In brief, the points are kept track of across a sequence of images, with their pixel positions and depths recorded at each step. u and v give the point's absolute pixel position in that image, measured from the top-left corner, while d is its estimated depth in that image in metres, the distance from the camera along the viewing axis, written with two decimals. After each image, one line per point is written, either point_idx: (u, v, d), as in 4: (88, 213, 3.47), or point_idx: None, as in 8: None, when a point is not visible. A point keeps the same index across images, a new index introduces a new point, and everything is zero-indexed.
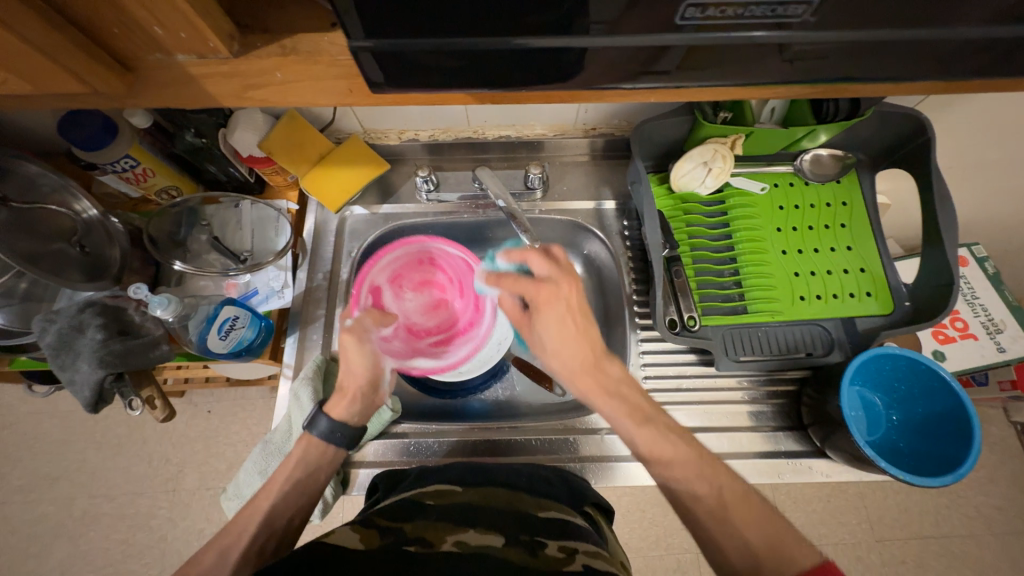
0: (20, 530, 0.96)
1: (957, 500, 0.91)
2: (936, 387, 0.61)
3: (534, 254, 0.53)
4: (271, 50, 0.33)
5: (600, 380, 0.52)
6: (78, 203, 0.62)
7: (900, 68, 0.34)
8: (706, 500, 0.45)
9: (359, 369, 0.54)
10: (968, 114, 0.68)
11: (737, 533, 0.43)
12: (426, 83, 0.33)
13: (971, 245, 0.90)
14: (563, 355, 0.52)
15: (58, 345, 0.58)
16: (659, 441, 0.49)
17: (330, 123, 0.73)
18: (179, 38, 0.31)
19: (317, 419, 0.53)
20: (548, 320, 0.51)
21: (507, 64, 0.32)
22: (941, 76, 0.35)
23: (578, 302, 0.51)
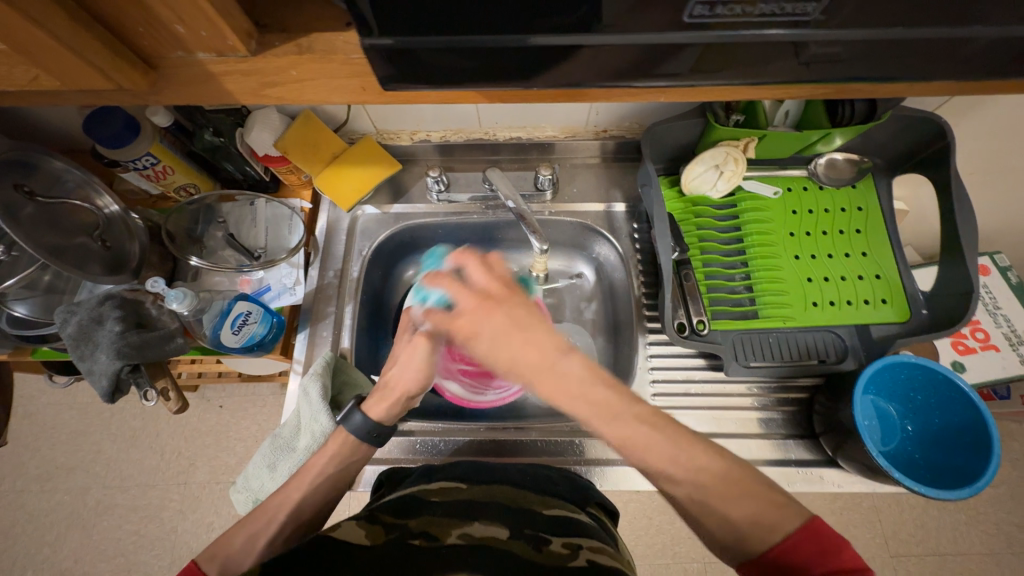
0: (37, 518, 0.98)
1: (976, 516, 0.88)
2: (952, 397, 0.59)
3: (466, 258, 0.47)
4: (287, 49, 0.34)
5: (563, 387, 0.40)
6: (100, 199, 0.64)
7: (918, 68, 0.33)
8: (687, 487, 0.40)
9: (406, 372, 0.55)
10: (990, 118, 0.67)
11: (718, 513, 0.39)
12: (437, 81, 0.34)
13: (993, 254, 0.88)
14: (513, 365, 0.41)
15: (79, 336, 0.60)
16: (628, 430, 0.40)
17: (344, 123, 0.75)
18: (199, 37, 0.32)
19: (353, 414, 0.54)
20: (488, 330, 0.42)
21: (517, 63, 0.33)
22: (960, 76, 0.34)
23: (509, 314, 0.42)
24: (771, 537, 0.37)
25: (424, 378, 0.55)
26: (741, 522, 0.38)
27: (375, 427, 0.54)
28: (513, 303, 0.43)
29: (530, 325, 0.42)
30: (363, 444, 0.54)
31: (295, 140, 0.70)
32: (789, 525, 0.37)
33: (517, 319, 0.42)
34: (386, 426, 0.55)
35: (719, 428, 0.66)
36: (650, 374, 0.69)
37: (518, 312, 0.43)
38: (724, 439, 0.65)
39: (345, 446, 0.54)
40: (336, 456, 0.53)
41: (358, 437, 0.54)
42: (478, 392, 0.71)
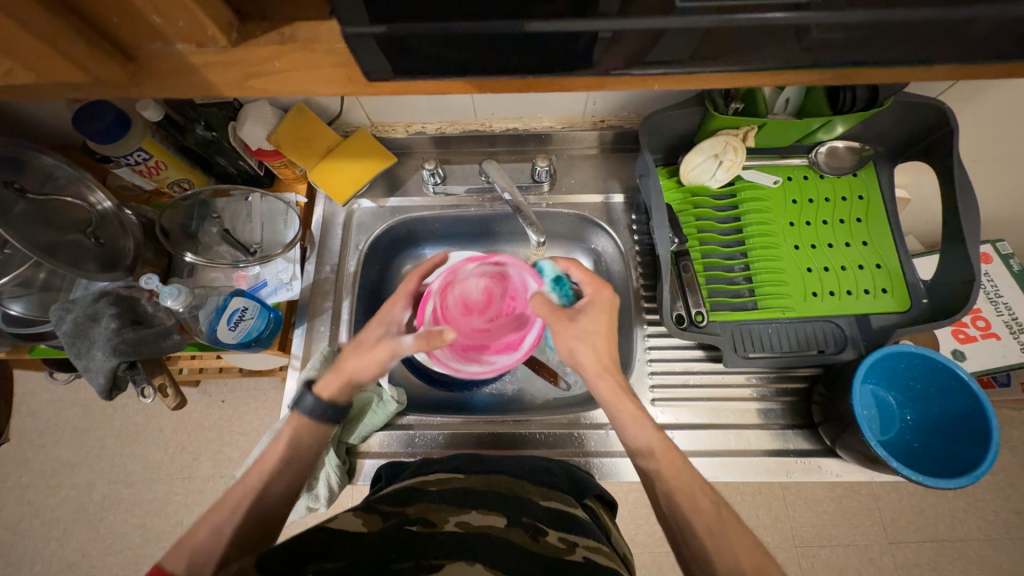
0: (43, 513, 0.99)
1: (975, 503, 0.89)
2: (951, 385, 0.59)
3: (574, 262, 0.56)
4: (270, 39, 0.33)
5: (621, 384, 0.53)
6: (93, 195, 0.63)
7: (922, 53, 0.32)
8: (710, 518, 0.46)
9: (360, 359, 0.52)
10: (993, 103, 0.66)
11: (731, 553, 0.44)
12: (424, 70, 0.33)
13: (995, 242, 0.87)
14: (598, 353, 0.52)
15: (74, 333, 0.60)
16: (669, 451, 0.50)
17: (338, 116, 0.74)
18: (178, 28, 0.31)
19: (306, 397, 0.54)
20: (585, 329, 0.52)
21: (507, 50, 0.32)
22: (966, 60, 0.33)
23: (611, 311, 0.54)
24: None
25: (381, 365, 0.53)
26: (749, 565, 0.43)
27: (327, 405, 0.53)
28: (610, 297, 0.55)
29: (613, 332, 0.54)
30: (321, 423, 0.54)
31: (287, 133, 0.69)
32: None
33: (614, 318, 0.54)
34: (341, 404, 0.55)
35: (719, 420, 0.66)
36: (649, 366, 0.69)
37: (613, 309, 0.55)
38: (723, 431, 0.65)
39: (300, 431, 0.53)
40: None
41: (311, 418, 0.54)
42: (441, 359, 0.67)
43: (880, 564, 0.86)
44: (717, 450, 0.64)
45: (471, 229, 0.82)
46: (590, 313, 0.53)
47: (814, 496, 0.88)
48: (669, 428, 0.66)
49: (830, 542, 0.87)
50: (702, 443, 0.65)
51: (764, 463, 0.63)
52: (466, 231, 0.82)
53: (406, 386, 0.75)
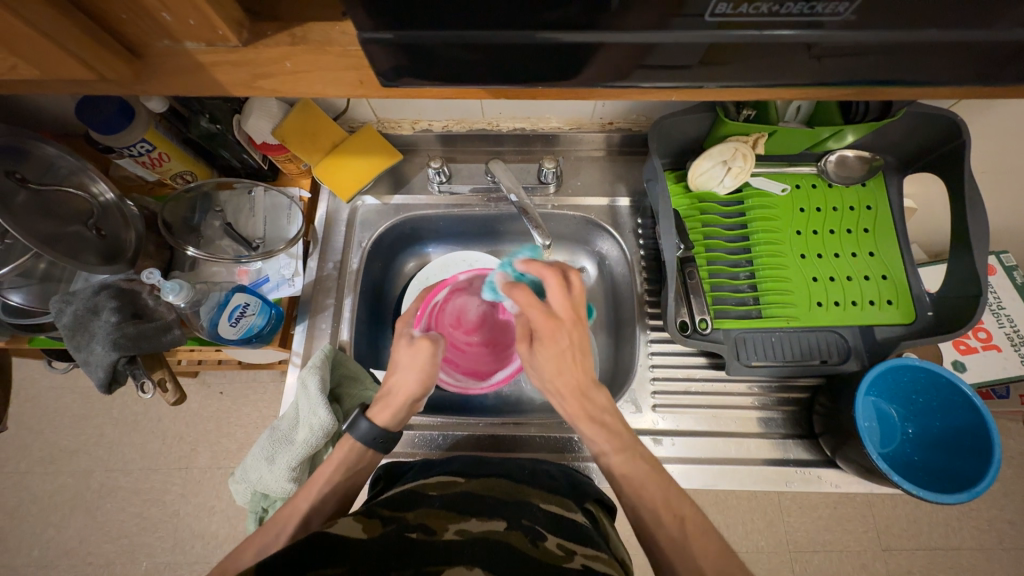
0: (40, 500, 0.99)
1: (969, 513, 0.89)
2: (954, 400, 0.59)
3: (548, 277, 0.50)
4: (280, 39, 0.33)
5: (586, 407, 0.52)
6: (95, 186, 0.63)
7: (939, 72, 0.32)
8: (671, 529, 0.45)
9: (406, 375, 0.55)
10: (1006, 117, 0.65)
11: (694, 559, 0.43)
12: (436, 76, 0.33)
13: (1000, 254, 0.86)
14: (557, 379, 0.51)
15: (75, 326, 0.59)
16: (631, 465, 0.50)
17: (344, 111, 0.73)
18: (187, 26, 0.30)
19: (361, 421, 0.54)
20: (545, 353, 0.51)
21: (521, 58, 0.31)
22: (985, 80, 0.32)
23: (577, 342, 0.50)
24: None
25: (424, 379, 0.55)
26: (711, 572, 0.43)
27: (381, 433, 0.53)
28: (581, 331, 0.50)
29: (585, 353, 0.51)
30: (370, 449, 0.54)
31: (293, 128, 0.69)
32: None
33: (581, 348, 0.51)
34: (392, 431, 0.55)
35: (719, 427, 0.66)
36: (650, 371, 0.69)
37: (584, 342, 0.51)
38: (723, 438, 0.65)
39: (352, 453, 0.54)
40: (343, 459, 0.53)
41: (364, 444, 0.53)
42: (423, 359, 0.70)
43: (873, 571, 0.86)
44: (716, 458, 0.64)
45: (475, 228, 0.81)
46: (542, 345, 0.50)
47: (810, 502, 0.88)
48: (669, 434, 0.65)
49: (823, 547, 0.87)
50: (701, 450, 0.64)
51: (763, 472, 0.63)
52: (470, 230, 0.81)
53: None
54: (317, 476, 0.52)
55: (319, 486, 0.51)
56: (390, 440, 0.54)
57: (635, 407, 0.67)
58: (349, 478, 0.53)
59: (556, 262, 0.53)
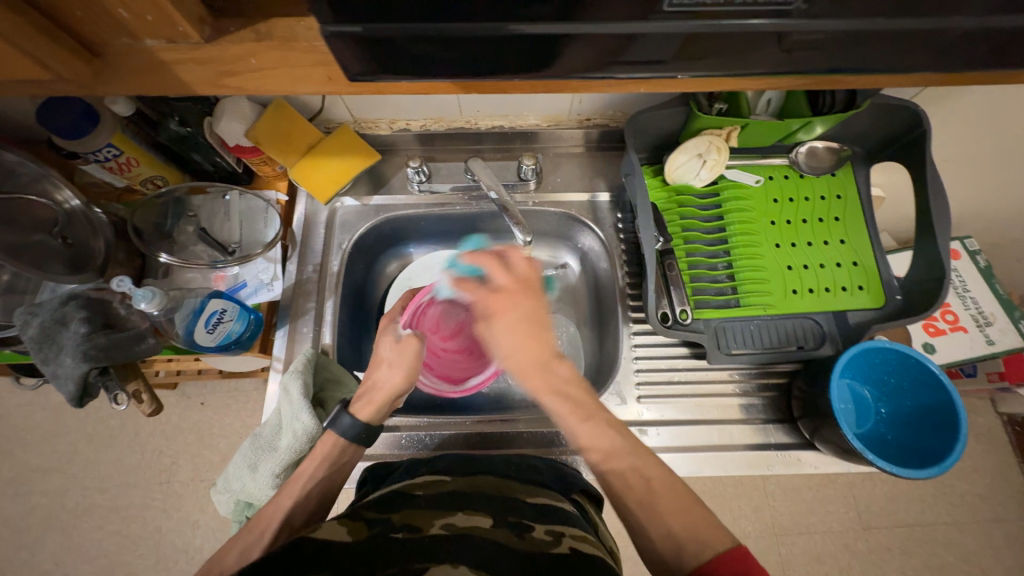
0: (13, 522, 0.95)
1: (943, 489, 0.92)
2: (922, 379, 0.61)
3: (496, 256, 0.52)
4: (243, 36, 0.32)
5: (551, 381, 0.48)
6: (60, 193, 0.60)
7: (895, 60, 0.33)
8: (637, 493, 0.44)
9: (392, 372, 0.55)
10: (963, 106, 0.68)
11: (660, 518, 0.42)
12: (409, 71, 0.33)
13: (963, 239, 0.90)
14: (516, 355, 0.49)
15: (41, 339, 0.57)
16: (597, 433, 0.47)
17: (319, 111, 0.72)
18: (146, 23, 0.30)
19: (341, 416, 0.54)
20: (501, 327, 0.49)
21: (493, 51, 0.31)
22: (940, 66, 0.34)
23: (528, 311, 0.49)
24: (704, 554, 0.39)
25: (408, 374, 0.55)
26: (680, 529, 0.41)
27: (363, 427, 0.53)
28: (537, 299, 0.50)
29: (546, 325, 0.50)
30: (352, 444, 0.54)
31: (267, 130, 0.67)
32: (721, 545, 0.39)
33: (535, 317, 0.49)
34: (375, 426, 0.55)
35: (703, 415, 0.67)
36: (634, 363, 0.70)
37: (535, 309, 0.50)
38: (707, 426, 0.66)
39: (335, 448, 0.53)
40: (324, 459, 0.52)
41: (347, 439, 0.53)
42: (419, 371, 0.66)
43: (855, 549, 0.89)
44: (700, 445, 0.65)
45: (456, 227, 0.81)
46: (496, 320, 0.49)
47: (793, 486, 0.91)
48: (654, 424, 0.66)
49: (808, 529, 0.90)
50: (686, 439, 0.66)
51: (746, 457, 0.65)
52: (452, 229, 0.81)
53: None
54: (298, 479, 0.51)
55: (303, 483, 0.51)
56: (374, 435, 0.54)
57: (620, 399, 0.68)
58: (327, 481, 0.52)
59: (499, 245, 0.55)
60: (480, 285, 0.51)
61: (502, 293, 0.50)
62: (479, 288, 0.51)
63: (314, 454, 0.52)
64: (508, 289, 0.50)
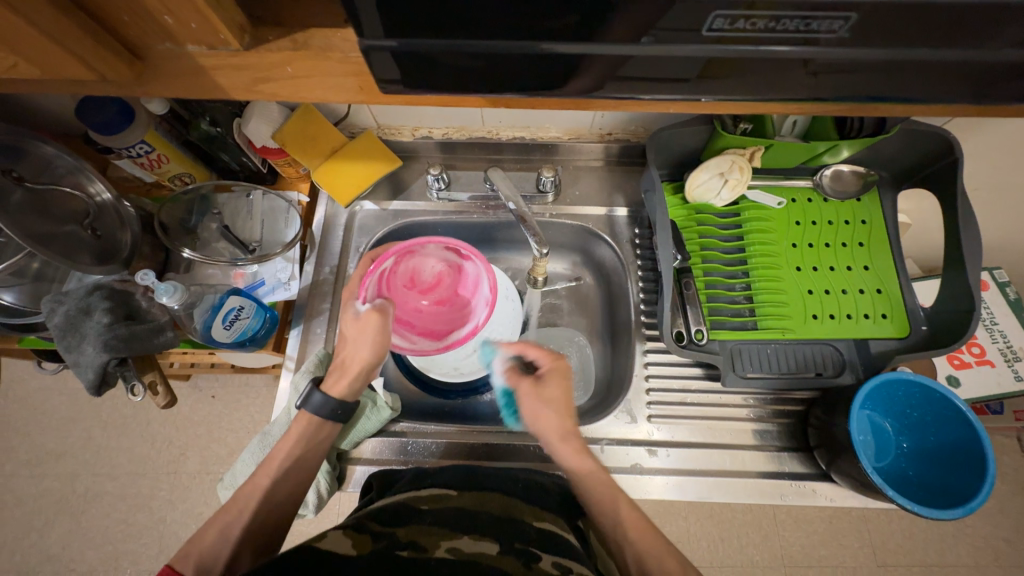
0: (24, 503, 0.97)
1: (965, 529, 0.89)
2: (949, 416, 0.59)
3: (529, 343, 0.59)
4: (282, 45, 0.33)
5: (584, 459, 0.53)
6: (92, 186, 0.63)
7: (932, 89, 0.32)
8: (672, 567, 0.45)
9: (358, 346, 0.54)
10: (997, 135, 0.66)
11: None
12: (440, 84, 0.33)
13: (993, 270, 0.87)
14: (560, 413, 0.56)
15: (66, 327, 0.58)
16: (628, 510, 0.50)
17: (345, 117, 0.73)
18: (190, 30, 0.31)
19: (312, 394, 0.54)
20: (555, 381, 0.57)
21: (523, 66, 0.31)
22: (979, 98, 0.33)
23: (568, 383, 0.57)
24: None
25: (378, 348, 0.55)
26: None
27: (337, 404, 0.53)
28: None
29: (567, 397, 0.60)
30: (327, 422, 0.54)
31: (293, 133, 0.69)
32: None
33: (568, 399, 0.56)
34: (348, 403, 0.55)
35: (714, 439, 0.65)
36: (646, 381, 0.68)
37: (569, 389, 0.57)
38: (718, 450, 0.65)
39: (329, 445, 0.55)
40: (301, 439, 0.53)
41: (320, 416, 0.54)
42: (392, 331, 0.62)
43: None
44: (710, 470, 0.64)
45: (472, 235, 0.81)
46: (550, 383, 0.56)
47: (805, 517, 0.88)
48: (664, 445, 0.65)
49: (819, 562, 0.87)
50: (696, 462, 0.64)
51: (758, 485, 0.63)
52: (468, 237, 0.81)
53: (401, 391, 0.74)
54: (276, 456, 0.52)
55: (280, 463, 0.52)
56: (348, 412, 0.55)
57: (630, 417, 0.67)
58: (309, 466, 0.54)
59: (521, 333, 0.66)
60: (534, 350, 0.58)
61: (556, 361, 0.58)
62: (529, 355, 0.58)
63: (291, 434, 0.53)
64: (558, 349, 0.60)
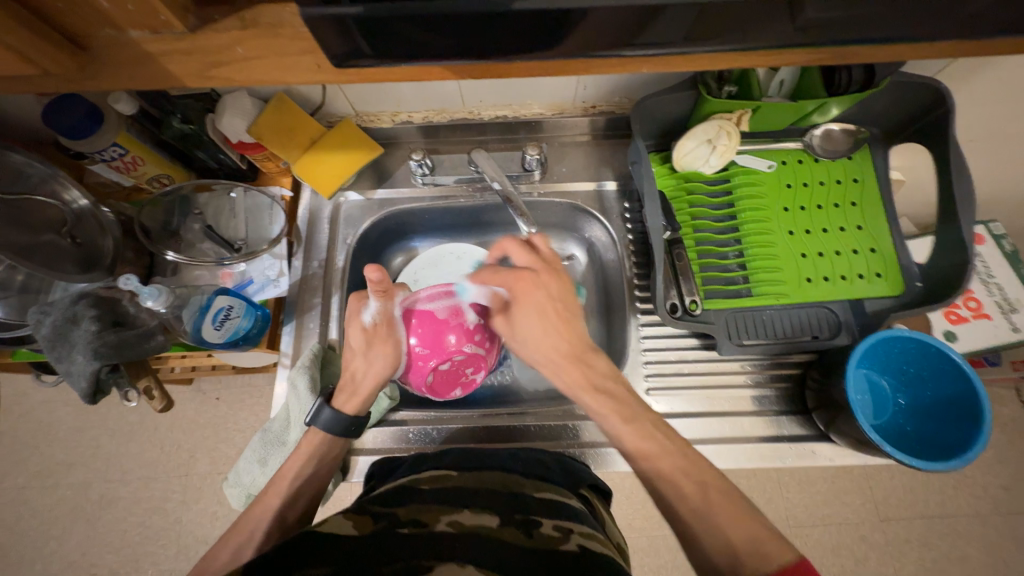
0: (40, 514, 0.98)
1: (965, 480, 0.90)
2: (943, 368, 0.59)
3: (510, 243, 0.53)
4: (229, 24, 0.32)
5: (587, 374, 0.52)
6: (68, 192, 0.61)
7: (910, 24, 0.31)
8: (694, 499, 0.43)
9: (371, 360, 0.56)
10: (987, 82, 0.65)
11: (717, 528, 0.41)
12: (396, 52, 0.32)
13: (987, 223, 0.87)
14: (543, 345, 0.53)
15: (54, 337, 0.58)
16: (641, 435, 0.48)
17: (321, 106, 0.71)
18: (128, 11, 0.30)
19: (323, 411, 0.55)
20: (526, 315, 0.53)
21: (481, 27, 0.30)
22: (962, 29, 0.32)
23: (557, 293, 0.52)
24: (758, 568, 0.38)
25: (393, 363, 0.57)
26: (727, 544, 0.41)
27: (348, 420, 0.55)
28: (561, 280, 0.52)
29: (568, 314, 0.53)
30: (339, 437, 0.56)
31: (268, 124, 0.67)
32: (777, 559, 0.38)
33: (568, 304, 0.53)
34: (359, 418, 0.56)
35: (713, 408, 0.66)
36: (643, 355, 0.68)
37: (566, 292, 0.53)
38: (717, 418, 0.65)
39: (321, 445, 0.55)
40: (307, 458, 0.54)
41: (333, 433, 0.55)
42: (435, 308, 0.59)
43: (872, 542, 0.88)
44: (712, 438, 0.64)
45: (461, 220, 0.80)
46: (519, 307, 0.54)
47: (808, 478, 0.89)
48: (664, 417, 0.65)
49: (824, 521, 0.88)
50: (697, 431, 0.64)
51: (758, 449, 0.63)
52: (457, 222, 0.80)
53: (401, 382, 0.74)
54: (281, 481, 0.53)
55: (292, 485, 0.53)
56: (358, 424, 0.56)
57: None
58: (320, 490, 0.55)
59: (497, 245, 0.55)
60: (503, 271, 0.54)
61: (523, 275, 0.52)
62: (503, 271, 0.53)
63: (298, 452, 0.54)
64: (531, 272, 0.52)
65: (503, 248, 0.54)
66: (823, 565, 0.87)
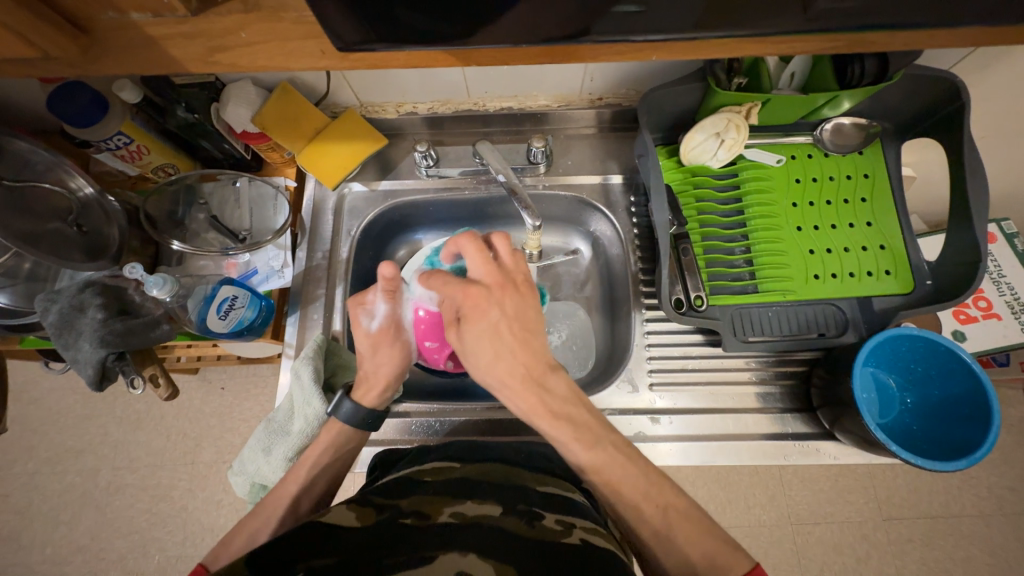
0: (50, 499, 1.00)
1: (969, 480, 0.89)
2: (953, 367, 0.58)
3: (463, 244, 0.50)
4: (232, 6, 0.32)
5: (545, 399, 0.46)
6: (74, 181, 0.62)
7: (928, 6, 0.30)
8: (669, 507, 0.45)
9: (381, 362, 0.56)
10: (1006, 75, 0.63)
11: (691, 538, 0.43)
12: (400, 33, 0.31)
13: (1000, 221, 0.85)
14: (498, 366, 0.47)
15: (61, 325, 0.58)
16: (603, 458, 0.45)
17: (325, 95, 0.71)
18: None
19: (343, 403, 0.55)
20: (477, 330, 0.47)
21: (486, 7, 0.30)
22: (981, 12, 0.31)
23: (512, 310, 0.47)
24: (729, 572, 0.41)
25: (405, 362, 0.58)
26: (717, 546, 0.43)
27: (368, 413, 0.55)
28: (519, 292, 0.48)
29: (533, 330, 0.47)
30: (358, 430, 0.56)
31: (270, 114, 0.66)
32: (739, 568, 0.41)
33: (525, 320, 0.47)
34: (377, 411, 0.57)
35: (717, 404, 0.65)
36: (647, 351, 0.68)
37: (523, 307, 0.47)
38: (721, 415, 0.65)
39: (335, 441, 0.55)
40: (327, 450, 0.54)
41: (352, 425, 0.55)
42: (442, 294, 0.61)
43: (874, 540, 0.87)
44: (713, 435, 0.64)
45: (465, 212, 0.79)
46: (467, 324, 0.47)
47: (811, 476, 0.89)
48: (667, 412, 0.65)
49: (825, 519, 0.88)
50: (700, 427, 0.64)
51: (761, 447, 0.63)
52: (461, 214, 0.80)
53: (403, 373, 0.74)
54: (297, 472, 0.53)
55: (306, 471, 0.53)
56: (375, 420, 0.56)
57: (632, 386, 0.66)
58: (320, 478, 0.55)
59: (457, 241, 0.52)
60: (450, 280, 0.50)
61: (473, 287, 0.48)
62: (451, 281, 0.50)
63: (318, 441, 0.54)
64: (483, 283, 0.48)
65: (459, 249, 0.50)
66: (824, 562, 0.87)
